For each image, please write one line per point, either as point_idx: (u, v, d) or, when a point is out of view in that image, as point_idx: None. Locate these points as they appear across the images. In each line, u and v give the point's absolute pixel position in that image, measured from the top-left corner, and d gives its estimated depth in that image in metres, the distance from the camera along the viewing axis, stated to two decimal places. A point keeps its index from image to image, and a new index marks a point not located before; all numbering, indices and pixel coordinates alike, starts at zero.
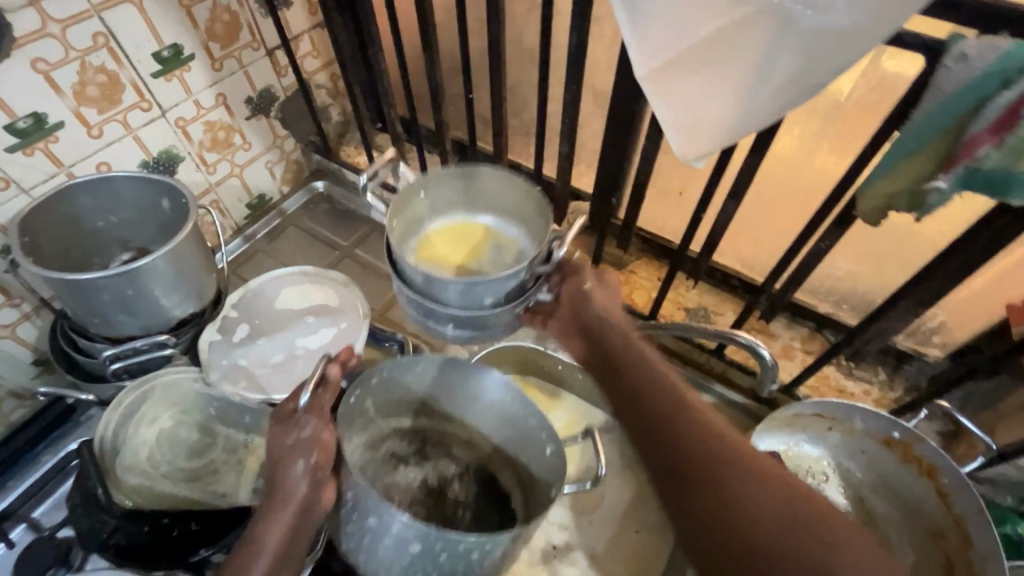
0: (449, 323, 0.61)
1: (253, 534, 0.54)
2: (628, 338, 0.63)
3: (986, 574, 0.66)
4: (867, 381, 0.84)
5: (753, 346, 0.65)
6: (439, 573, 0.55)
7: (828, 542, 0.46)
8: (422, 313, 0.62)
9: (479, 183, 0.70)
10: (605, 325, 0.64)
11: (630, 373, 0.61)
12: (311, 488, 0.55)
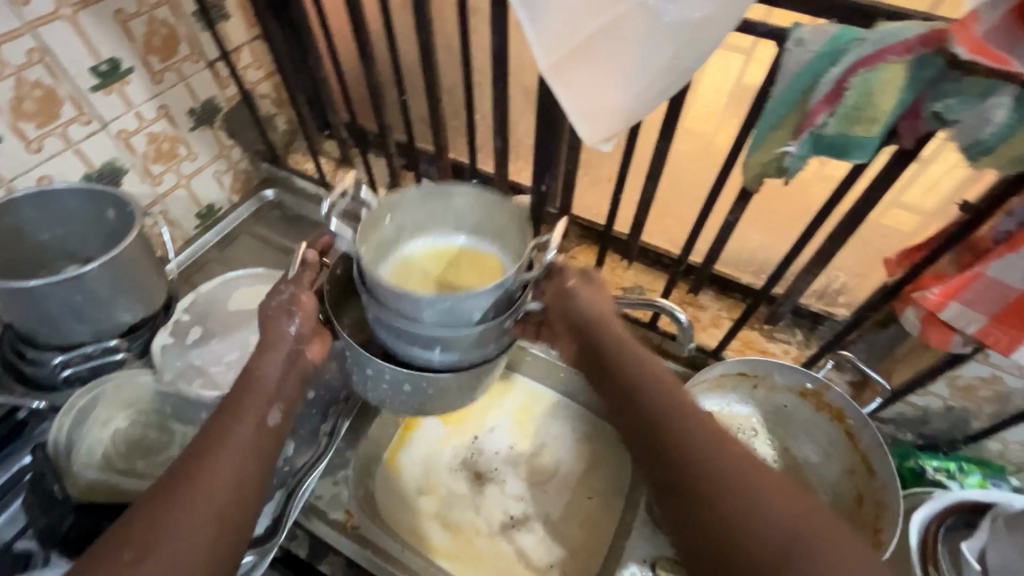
0: (436, 344, 0.59)
1: (251, 368, 0.60)
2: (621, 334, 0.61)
3: (887, 499, 0.74)
4: (787, 342, 0.93)
5: (671, 310, 0.73)
6: (430, 404, 0.67)
7: (808, 544, 0.43)
8: (404, 335, 0.59)
9: (449, 204, 0.66)
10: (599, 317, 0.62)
11: (623, 360, 0.59)
12: (298, 339, 0.62)
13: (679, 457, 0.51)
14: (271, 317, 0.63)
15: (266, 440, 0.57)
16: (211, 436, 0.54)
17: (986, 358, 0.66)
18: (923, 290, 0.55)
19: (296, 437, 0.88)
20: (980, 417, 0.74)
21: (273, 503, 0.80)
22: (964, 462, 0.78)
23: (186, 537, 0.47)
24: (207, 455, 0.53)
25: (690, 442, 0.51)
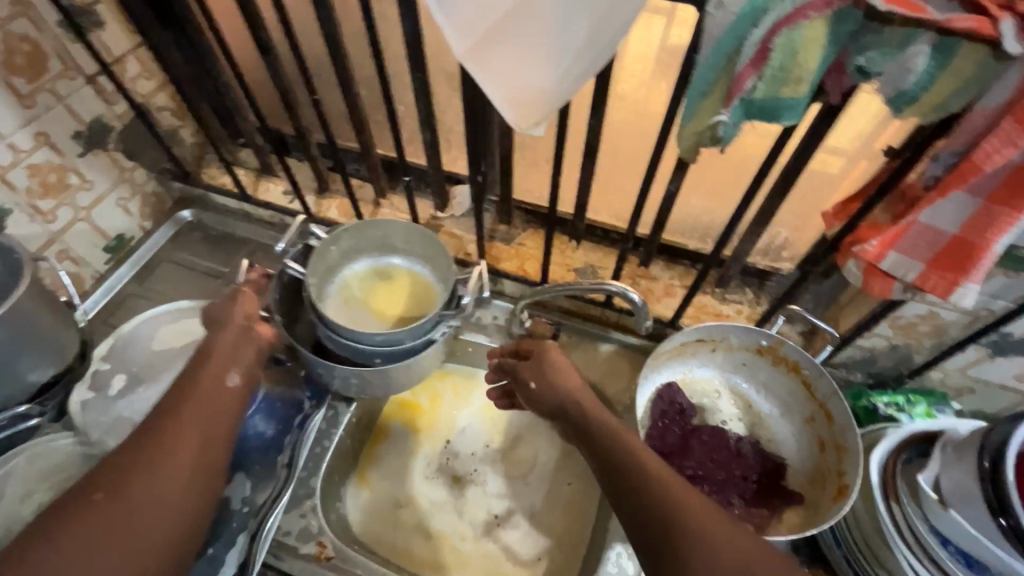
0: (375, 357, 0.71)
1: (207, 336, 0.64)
2: (588, 403, 0.64)
3: (846, 442, 0.77)
4: (739, 301, 0.93)
5: (624, 292, 0.72)
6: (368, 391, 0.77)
7: None
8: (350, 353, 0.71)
9: (375, 233, 0.79)
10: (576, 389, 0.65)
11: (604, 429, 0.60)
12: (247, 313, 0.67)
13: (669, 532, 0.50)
14: (226, 302, 0.67)
15: (229, 398, 0.60)
16: (183, 389, 0.59)
17: (922, 297, 0.69)
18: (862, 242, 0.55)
19: (252, 474, 0.82)
20: (922, 351, 0.77)
21: (236, 548, 0.76)
22: (910, 394, 0.82)
23: (160, 482, 0.52)
24: (177, 408, 0.57)
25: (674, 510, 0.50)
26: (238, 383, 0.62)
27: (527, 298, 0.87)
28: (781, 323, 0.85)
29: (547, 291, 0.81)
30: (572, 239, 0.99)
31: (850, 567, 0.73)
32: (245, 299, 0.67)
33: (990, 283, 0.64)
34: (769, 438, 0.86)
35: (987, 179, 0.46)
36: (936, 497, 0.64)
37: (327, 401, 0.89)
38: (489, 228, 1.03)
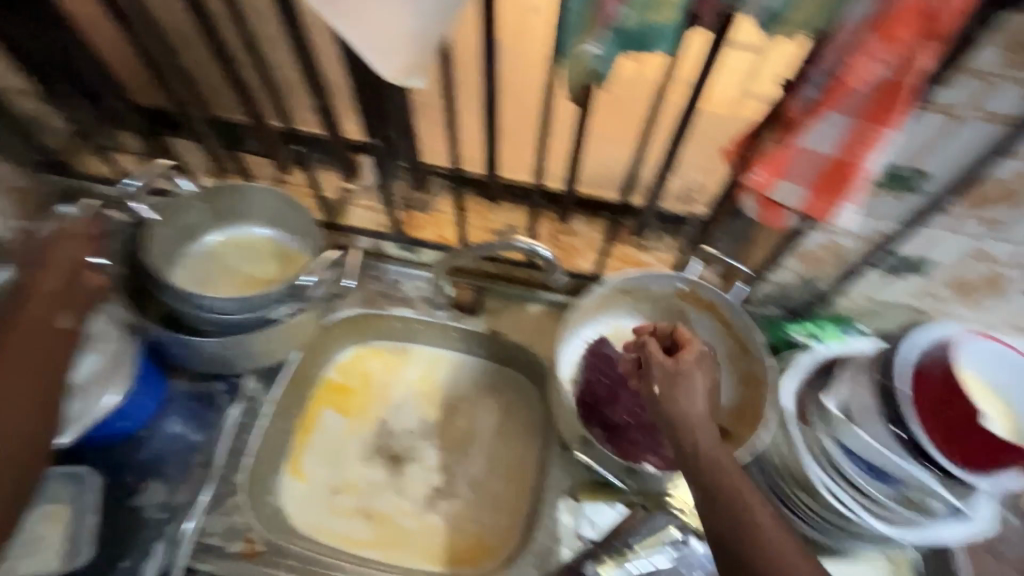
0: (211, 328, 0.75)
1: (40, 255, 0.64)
2: (708, 441, 0.60)
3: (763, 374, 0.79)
4: (660, 249, 0.94)
5: (533, 248, 0.72)
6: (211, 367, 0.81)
7: None
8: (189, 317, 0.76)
9: (242, 203, 0.86)
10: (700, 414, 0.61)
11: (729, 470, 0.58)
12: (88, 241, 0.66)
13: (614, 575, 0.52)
14: (51, 241, 0.64)
15: (59, 338, 0.63)
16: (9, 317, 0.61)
17: (820, 226, 0.71)
18: (751, 172, 0.55)
19: (166, 479, 0.77)
20: (826, 279, 0.80)
21: (154, 557, 0.72)
22: (822, 322, 0.86)
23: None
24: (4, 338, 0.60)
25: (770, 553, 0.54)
26: (70, 325, 0.64)
27: (443, 265, 0.84)
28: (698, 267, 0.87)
29: (459, 254, 0.79)
30: (490, 201, 0.96)
31: (771, 492, 0.75)
32: (80, 242, 0.65)
33: (879, 206, 0.66)
34: None
35: (855, 98, 0.46)
36: (842, 416, 0.67)
37: (242, 392, 0.84)
38: (403, 197, 0.99)
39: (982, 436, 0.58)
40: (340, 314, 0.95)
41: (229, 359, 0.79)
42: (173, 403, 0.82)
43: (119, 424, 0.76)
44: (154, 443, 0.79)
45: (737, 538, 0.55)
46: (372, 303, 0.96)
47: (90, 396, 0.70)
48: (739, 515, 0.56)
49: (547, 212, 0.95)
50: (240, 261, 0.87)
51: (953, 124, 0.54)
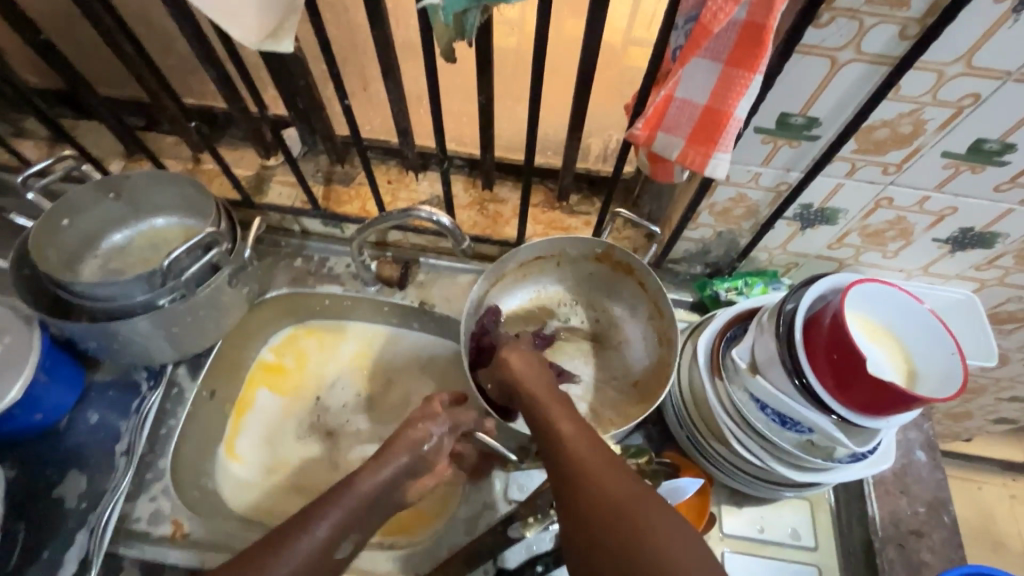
0: (104, 317, 0.73)
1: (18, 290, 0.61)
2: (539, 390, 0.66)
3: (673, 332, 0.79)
4: (587, 212, 0.93)
5: (434, 217, 0.72)
6: (124, 359, 0.78)
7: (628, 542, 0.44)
8: (98, 313, 0.73)
9: (145, 192, 0.82)
10: (535, 400, 0.65)
11: (571, 432, 0.58)
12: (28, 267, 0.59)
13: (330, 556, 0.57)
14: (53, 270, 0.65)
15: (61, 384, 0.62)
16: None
17: (726, 180, 0.70)
18: (633, 126, 0.53)
19: (87, 469, 0.76)
20: (744, 233, 0.80)
21: (76, 545, 0.71)
22: (747, 278, 0.86)
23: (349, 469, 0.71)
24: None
25: (609, 503, 0.48)
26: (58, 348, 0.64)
27: (359, 239, 0.82)
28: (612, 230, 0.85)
29: (367, 228, 0.77)
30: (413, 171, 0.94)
31: (691, 446, 0.78)
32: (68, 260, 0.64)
33: (779, 155, 0.65)
34: (619, 341, 0.88)
35: (718, 40, 0.45)
36: (747, 366, 0.68)
37: (166, 378, 0.82)
38: (325, 171, 0.96)
39: (869, 375, 0.57)
40: (270, 293, 0.91)
41: (132, 346, 0.75)
42: (94, 394, 0.81)
43: (37, 417, 0.74)
44: (76, 435, 0.78)
45: (578, 500, 0.50)
46: (299, 282, 0.93)
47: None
48: (579, 471, 0.52)
49: (471, 179, 0.94)
50: (149, 255, 0.84)
51: (832, 66, 0.54)
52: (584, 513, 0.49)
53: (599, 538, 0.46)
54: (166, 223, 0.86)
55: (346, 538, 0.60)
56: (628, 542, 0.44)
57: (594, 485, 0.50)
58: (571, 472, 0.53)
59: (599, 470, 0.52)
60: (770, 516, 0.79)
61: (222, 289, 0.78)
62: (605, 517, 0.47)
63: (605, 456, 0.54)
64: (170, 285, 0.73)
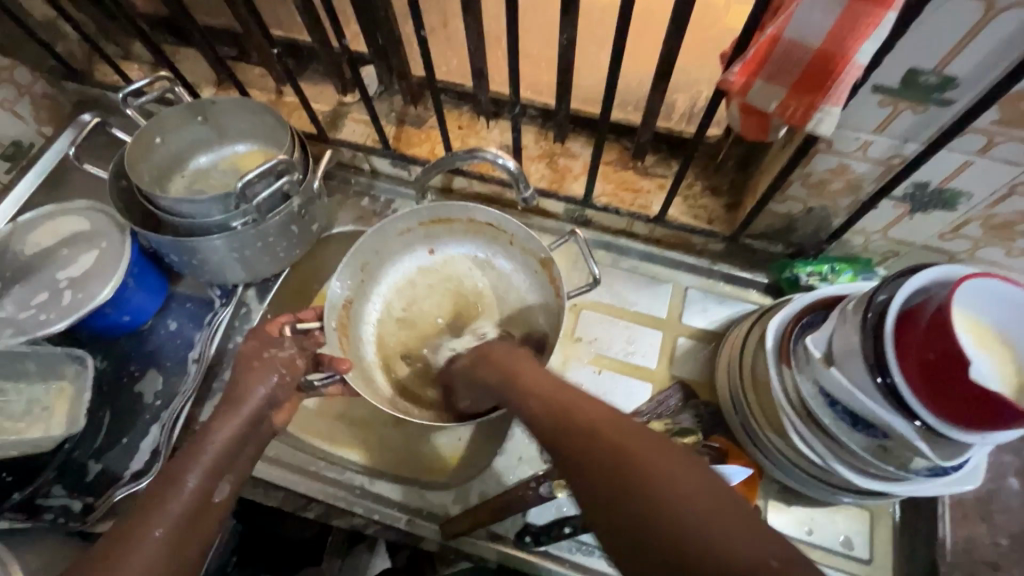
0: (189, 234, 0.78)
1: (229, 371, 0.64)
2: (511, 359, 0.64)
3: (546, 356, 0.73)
4: (661, 175, 0.87)
5: (500, 161, 0.67)
6: (200, 275, 0.83)
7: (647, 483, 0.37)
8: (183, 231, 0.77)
9: (228, 118, 0.86)
10: (530, 386, 0.56)
11: (582, 407, 0.48)
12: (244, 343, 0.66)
13: (201, 502, 0.55)
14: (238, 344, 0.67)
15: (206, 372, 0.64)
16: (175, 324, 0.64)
17: (829, 146, 0.62)
18: (727, 72, 0.48)
19: (164, 370, 0.82)
20: (839, 213, 0.72)
21: (150, 436, 0.77)
22: (835, 264, 0.78)
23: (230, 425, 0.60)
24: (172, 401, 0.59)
25: (652, 484, 0.37)
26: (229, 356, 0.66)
27: (421, 181, 0.80)
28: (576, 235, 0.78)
29: (428, 171, 0.76)
30: (484, 117, 0.92)
31: (743, 433, 0.74)
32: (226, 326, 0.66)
33: (897, 123, 0.56)
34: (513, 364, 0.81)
35: None
36: (821, 357, 0.62)
37: (236, 298, 0.88)
38: (398, 112, 0.96)
39: (967, 384, 0.50)
40: (339, 229, 0.94)
41: (208, 263, 0.80)
42: (174, 303, 0.87)
43: (125, 318, 0.80)
44: (156, 337, 0.85)
45: (574, 456, 0.43)
46: (364, 221, 0.95)
47: (93, 284, 0.75)
48: (600, 442, 0.42)
49: (543, 131, 0.91)
50: (227, 179, 0.88)
51: (987, 13, 0.45)
52: (616, 493, 0.38)
53: (639, 520, 0.36)
54: (245, 150, 0.90)
55: (220, 476, 0.57)
56: (640, 488, 0.37)
57: (626, 456, 0.40)
58: (591, 447, 0.42)
59: (632, 441, 0.41)
60: (821, 519, 0.74)
61: (291, 219, 0.80)
62: (645, 495, 0.37)
63: (632, 428, 0.42)
64: (246, 213, 0.75)
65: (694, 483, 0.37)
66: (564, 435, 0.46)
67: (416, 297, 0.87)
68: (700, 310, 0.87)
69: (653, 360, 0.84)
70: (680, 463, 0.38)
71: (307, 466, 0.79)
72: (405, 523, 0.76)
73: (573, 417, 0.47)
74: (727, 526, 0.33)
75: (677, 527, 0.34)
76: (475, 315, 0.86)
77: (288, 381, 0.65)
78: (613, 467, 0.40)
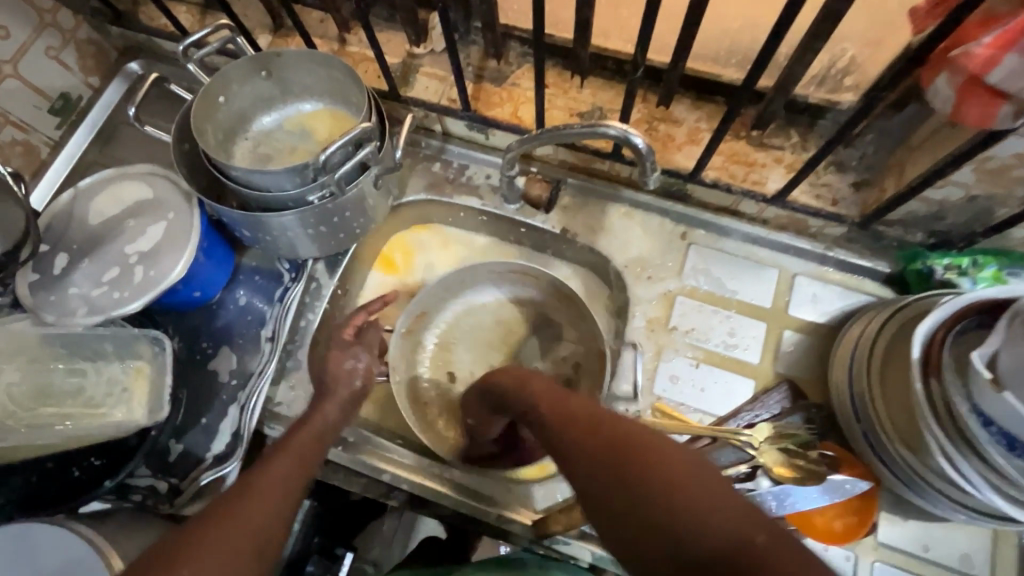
0: (261, 206, 0.71)
1: (328, 385, 0.70)
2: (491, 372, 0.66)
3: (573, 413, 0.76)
4: (779, 147, 0.77)
5: (625, 135, 0.60)
6: (267, 249, 0.77)
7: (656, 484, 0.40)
8: (256, 204, 0.71)
9: (294, 72, 0.77)
10: (534, 387, 0.57)
11: (575, 403, 0.51)
12: (361, 381, 0.71)
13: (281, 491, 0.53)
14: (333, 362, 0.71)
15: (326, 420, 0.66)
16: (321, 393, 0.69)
17: None
18: (976, 42, 0.47)
19: (236, 347, 0.79)
20: (1008, 203, 0.62)
21: (228, 418, 0.75)
22: (979, 256, 0.69)
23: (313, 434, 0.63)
24: (286, 440, 0.61)
25: (639, 471, 0.41)
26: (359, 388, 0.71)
27: (515, 150, 0.72)
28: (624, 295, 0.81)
29: (530, 141, 0.68)
30: (576, 75, 0.81)
31: (864, 443, 0.67)
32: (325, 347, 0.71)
33: None
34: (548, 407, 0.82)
35: None
36: (990, 376, 0.54)
37: (306, 272, 0.82)
38: (476, 66, 0.85)
39: None
40: (409, 196, 0.86)
41: (281, 239, 0.74)
42: (242, 276, 0.82)
43: (196, 294, 0.76)
44: (227, 313, 0.80)
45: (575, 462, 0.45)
46: (436, 189, 0.87)
47: (166, 261, 0.70)
48: (590, 434, 0.46)
49: (644, 93, 0.80)
50: (294, 142, 0.80)
51: None
52: (609, 481, 0.42)
53: (623, 499, 0.41)
54: (311, 109, 0.81)
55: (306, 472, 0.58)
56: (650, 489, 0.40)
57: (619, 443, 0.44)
58: (580, 442, 0.46)
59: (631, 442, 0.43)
60: (938, 535, 0.68)
61: (368, 191, 0.73)
62: (627, 484, 0.41)
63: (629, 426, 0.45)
64: (327, 186, 0.68)
65: (683, 466, 0.41)
66: (558, 428, 0.49)
67: (473, 330, 0.87)
68: (810, 300, 0.78)
69: (756, 355, 0.77)
70: (668, 450, 0.42)
71: (390, 455, 0.77)
72: (493, 519, 0.72)
73: (568, 412, 0.50)
74: (712, 509, 0.38)
75: (650, 507, 0.40)
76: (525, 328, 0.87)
77: (366, 387, 0.72)
78: (602, 460, 0.43)
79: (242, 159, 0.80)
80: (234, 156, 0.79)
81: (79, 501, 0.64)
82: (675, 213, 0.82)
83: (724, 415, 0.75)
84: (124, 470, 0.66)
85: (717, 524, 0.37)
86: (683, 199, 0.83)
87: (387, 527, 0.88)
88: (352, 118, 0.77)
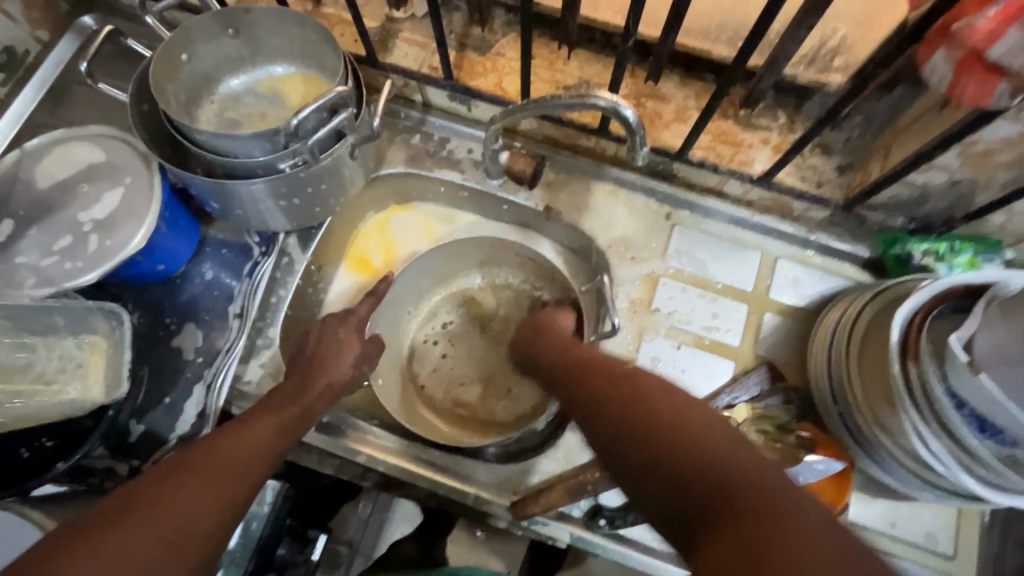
0: (225, 172, 0.67)
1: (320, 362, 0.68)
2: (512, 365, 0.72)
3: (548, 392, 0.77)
4: (766, 128, 0.76)
5: (614, 107, 0.58)
6: (235, 221, 0.72)
7: (678, 430, 0.43)
8: (226, 170, 0.66)
9: (261, 30, 0.72)
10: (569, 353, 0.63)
11: (600, 359, 0.58)
12: (353, 373, 0.70)
13: (239, 468, 0.51)
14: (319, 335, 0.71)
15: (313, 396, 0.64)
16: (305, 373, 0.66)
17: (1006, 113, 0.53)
18: (983, 13, 0.48)
19: (203, 323, 0.75)
20: (989, 188, 0.64)
21: (193, 398, 0.71)
22: (956, 242, 0.70)
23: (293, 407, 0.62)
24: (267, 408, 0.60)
25: (631, 418, 0.46)
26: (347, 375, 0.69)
27: (498, 122, 0.69)
28: (612, 281, 0.79)
29: (514, 111, 0.65)
30: (564, 46, 0.78)
31: (841, 426, 0.69)
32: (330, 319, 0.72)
33: None
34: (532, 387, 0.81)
35: None
36: (967, 360, 0.54)
37: (277, 246, 0.78)
38: (460, 32, 0.81)
39: None
40: (386, 170, 0.83)
41: (252, 212, 0.70)
42: (208, 248, 0.77)
43: (159, 267, 0.72)
44: (191, 287, 0.76)
45: (600, 409, 0.50)
46: (416, 162, 0.83)
47: (122, 231, 0.65)
48: (604, 393, 0.51)
49: (632, 69, 0.78)
50: (263, 107, 0.75)
51: None
52: (616, 428, 0.47)
53: (638, 442, 0.44)
54: (282, 72, 0.76)
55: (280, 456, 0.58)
56: (668, 434, 0.43)
57: (622, 403, 0.48)
58: (593, 399, 0.52)
59: (657, 398, 0.46)
60: (906, 513, 0.70)
61: (343, 161, 0.69)
62: (643, 429, 0.44)
63: (664, 390, 0.48)
64: (297, 153, 0.64)
65: (681, 414, 0.44)
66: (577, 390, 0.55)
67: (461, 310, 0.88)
68: (791, 284, 0.78)
69: (737, 338, 0.77)
70: (666, 400, 0.46)
71: (366, 436, 0.74)
72: (473, 500, 0.71)
73: (593, 372, 0.56)
74: (701, 449, 0.40)
75: (660, 447, 0.42)
76: (511, 312, 0.87)
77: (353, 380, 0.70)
78: (626, 409, 0.47)
79: (207, 123, 0.75)
80: (199, 120, 0.74)
81: (27, 484, 0.61)
82: (660, 193, 0.81)
83: (704, 396, 0.75)
84: (78, 452, 0.63)
85: (697, 456, 0.40)
86: (669, 179, 0.81)
87: (364, 510, 0.83)
88: (326, 82, 0.73)
